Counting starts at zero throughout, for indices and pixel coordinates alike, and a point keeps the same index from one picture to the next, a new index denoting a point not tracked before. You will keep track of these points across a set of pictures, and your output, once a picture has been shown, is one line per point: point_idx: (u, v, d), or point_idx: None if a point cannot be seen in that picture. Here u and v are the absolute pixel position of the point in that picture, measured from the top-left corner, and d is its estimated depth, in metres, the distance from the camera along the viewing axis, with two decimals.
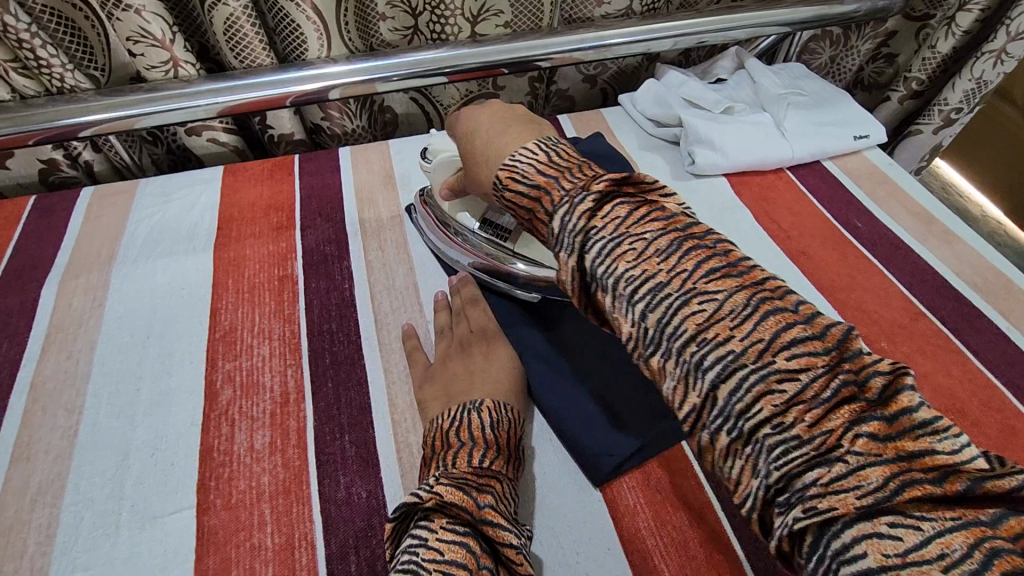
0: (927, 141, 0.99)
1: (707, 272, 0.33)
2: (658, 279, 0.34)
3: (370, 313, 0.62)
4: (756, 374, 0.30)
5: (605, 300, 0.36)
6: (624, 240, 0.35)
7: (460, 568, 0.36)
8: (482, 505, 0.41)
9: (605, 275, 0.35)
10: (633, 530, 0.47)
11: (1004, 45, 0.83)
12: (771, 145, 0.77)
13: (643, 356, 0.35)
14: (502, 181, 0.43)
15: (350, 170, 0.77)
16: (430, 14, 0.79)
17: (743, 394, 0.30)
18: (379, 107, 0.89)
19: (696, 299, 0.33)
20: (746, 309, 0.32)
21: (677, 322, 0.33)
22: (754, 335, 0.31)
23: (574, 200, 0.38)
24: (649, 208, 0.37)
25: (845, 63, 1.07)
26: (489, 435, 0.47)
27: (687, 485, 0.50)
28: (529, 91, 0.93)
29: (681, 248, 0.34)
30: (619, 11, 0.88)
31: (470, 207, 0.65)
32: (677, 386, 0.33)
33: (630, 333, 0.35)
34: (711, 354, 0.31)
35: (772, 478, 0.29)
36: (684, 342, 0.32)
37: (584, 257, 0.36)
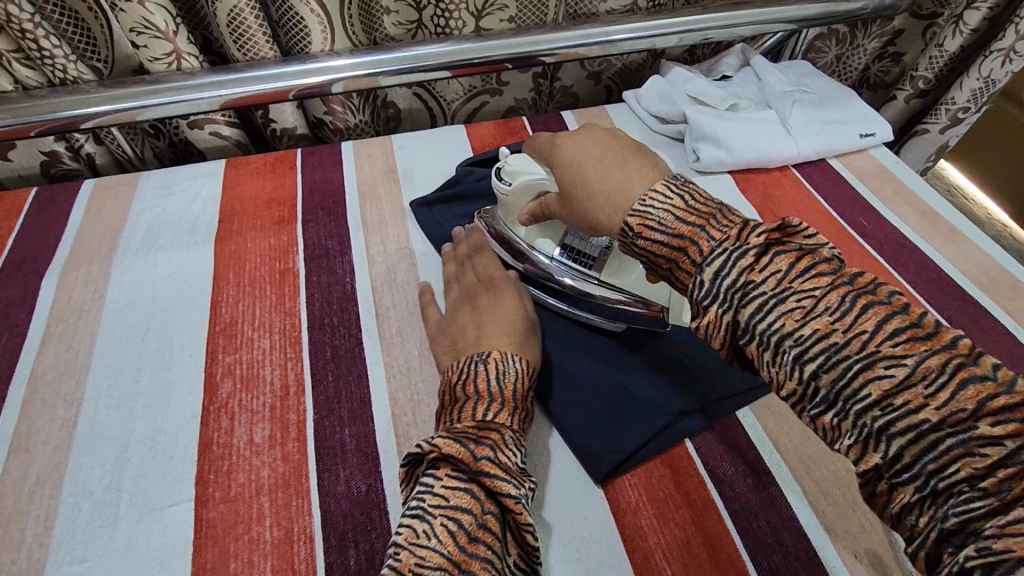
0: (934, 141, 0.98)
1: (891, 334, 0.33)
2: (833, 339, 0.34)
3: (371, 307, 0.61)
4: (953, 438, 0.30)
5: (763, 355, 0.36)
6: (790, 297, 0.35)
7: (461, 515, 0.39)
8: (482, 456, 0.42)
9: (770, 330, 0.35)
10: (635, 527, 0.47)
11: (1013, 44, 0.82)
12: (776, 142, 0.77)
13: (808, 411, 0.35)
14: (634, 228, 0.43)
15: (352, 164, 0.77)
16: (434, 8, 0.78)
17: (933, 456, 0.30)
18: (382, 101, 0.88)
19: (882, 362, 0.32)
20: (937, 374, 0.31)
21: (857, 385, 0.33)
22: (952, 404, 0.31)
23: (730, 254, 0.38)
24: (812, 260, 0.37)
25: (851, 62, 1.07)
26: (495, 388, 0.48)
27: (689, 482, 0.49)
28: (533, 87, 0.92)
29: (856, 305, 0.34)
30: (624, 6, 0.88)
31: (551, 231, 0.60)
32: (852, 444, 0.33)
33: (794, 389, 0.35)
34: (899, 419, 0.31)
35: (947, 523, 0.29)
36: (867, 406, 0.32)
37: (741, 312, 0.37)
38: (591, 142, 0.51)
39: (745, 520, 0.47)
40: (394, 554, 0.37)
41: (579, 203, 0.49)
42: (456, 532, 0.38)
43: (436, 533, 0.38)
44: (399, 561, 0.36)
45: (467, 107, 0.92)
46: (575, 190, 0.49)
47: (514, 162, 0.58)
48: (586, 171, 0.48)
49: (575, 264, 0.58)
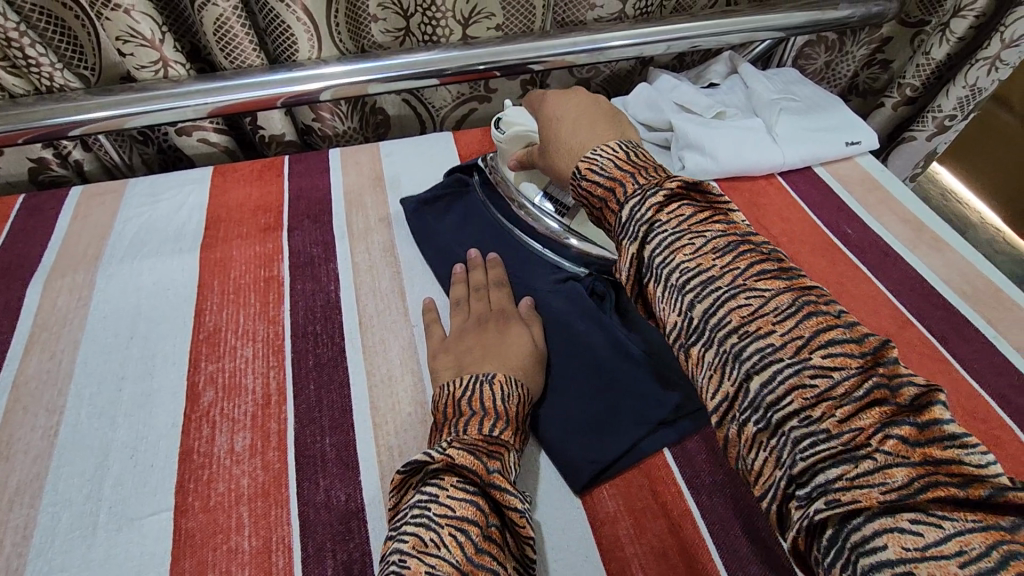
0: (922, 148, 0.98)
1: (757, 273, 0.36)
2: (709, 273, 0.37)
3: (355, 316, 0.62)
4: (790, 367, 0.32)
5: (657, 291, 0.38)
6: (684, 234, 0.38)
7: (470, 525, 0.38)
8: (492, 470, 0.42)
9: (660, 264, 0.38)
10: (613, 538, 0.47)
11: (998, 52, 0.83)
12: (761, 150, 0.77)
13: (683, 345, 0.37)
14: (579, 172, 0.46)
15: (339, 171, 0.77)
16: (421, 16, 0.79)
17: (776, 384, 0.32)
18: (371, 108, 0.89)
19: (744, 294, 0.35)
20: (789, 307, 0.34)
21: (722, 313, 0.36)
22: (794, 331, 0.33)
23: (645, 193, 0.41)
24: (713, 214, 0.40)
25: (840, 69, 1.07)
26: (500, 407, 0.49)
27: (668, 492, 0.49)
28: (522, 94, 0.92)
29: (737, 249, 0.37)
30: (612, 14, 0.88)
31: (534, 180, 0.68)
32: (711, 374, 0.35)
33: (675, 322, 0.37)
34: (752, 345, 0.34)
35: (797, 469, 0.31)
36: (726, 332, 0.35)
37: (645, 246, 0.39)
38: (574, 102, 0.56)
39: (721, 530, 0.47)
40: (402, 562, 0.35)
41: (550, 154, 0.55)
42: (466, 542, 0.37)
43: (447, 542, 0.36)
44: (409, 569, 0.34)
45: (456, 113, 0.93)
46: (550, 142, 0.55)
47: (511, 113, 0.66)
48: (562, 126, 0.54)
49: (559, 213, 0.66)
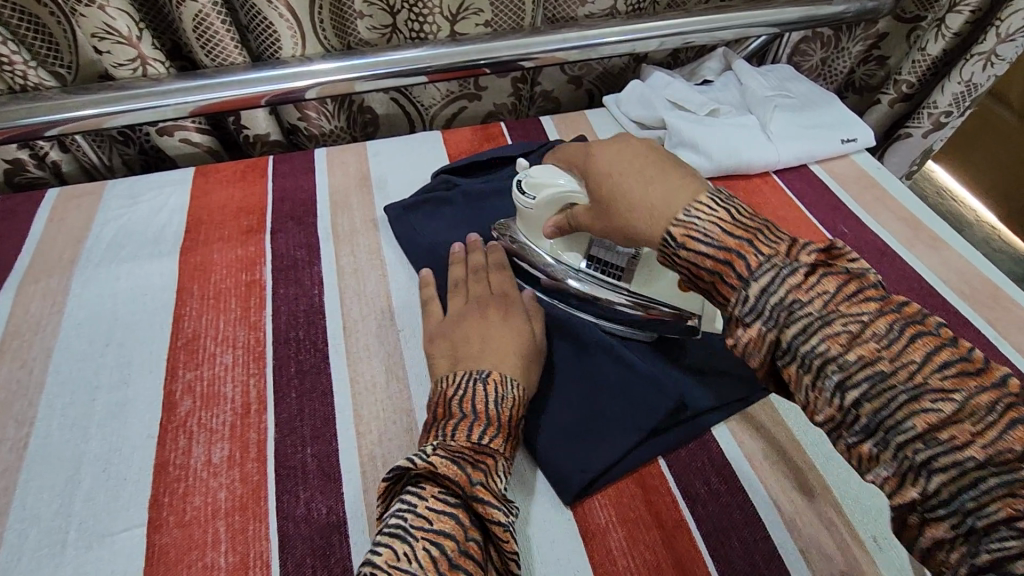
0: (916, 145, 0.97)
1: (939, 365, 0.33)
2: (878, 367, 0.33)
3: (339, 321, 0.60)
4: (1000, 480, 0.30)
5: (804, 378, 0.35)
6: (836, 321, 0.35)
7: (444, 538, 0.38)
8: (475, 481, 0.41)
9: (815, 355, 0.35)
10: (604, 551, 0.45)
11: (993, 47, 0.81)
12: (757, 148, 0.75)
13: (845, 439, 0.35)
14: (676, 238, 0.40)
15: (325, 171, 0.75)
16: (408, 12, 0.77)
17: (978, 492, 0.30)
18: (358, 107, 0.87)
19: (928, 396, 0.32)
20: (987, 415, 0.31)
21: (902, 417, 0.32)
22: (998, 444, 0.30)
23: (780, 271, 0.36)
24: (860, 283, 0.36)
25: (836, 66, 1.06)
26: (493, 411, 0.46)
27: (661, 502, 0.48)
28: (513, 92, 0.91)
29: (905, 335, 0.34)
30: (604, 10, 0.86)
31: (574, 244, 0.58)
32: (888, 475, 0.33)
33: (832, 415, 0.35)
34: (943, 454, 0.31)
35: (978, 558, 0.29)
36: (910, 438, 0.32)
37: (785, 331, 0.36)
38: (626, 150, 0.47)
39: (716, 541, 0.46)
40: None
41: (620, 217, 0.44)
42: (439, 556, 0.37)
43: (419, 557, 0.36)
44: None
45: (446, 112, 0.91)
46: (614, 202, 0.45)
47: (536, 174, 0.55)
48: (627, 182, 0.44)
49: (601, 276, 0.57)
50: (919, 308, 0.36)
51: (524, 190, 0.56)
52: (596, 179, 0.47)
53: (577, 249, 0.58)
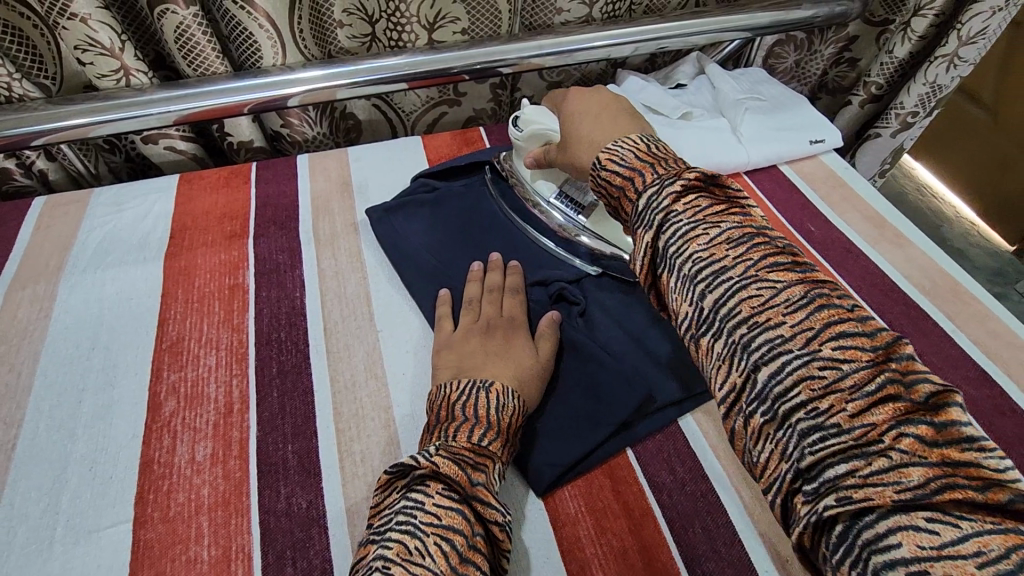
0: (887, 144, 1.00)
1: (770, 264, 0.35)
2: (721, 262, 0.36)
3: (320, 322, 0.62)
4: (800, 358, 0.32)
5: (669, 279, 0.38)
6: (699, 224, 0.37)
7: (455, 533, 0.38)
8: (476, 481, 0.42)
9: (673, 254, 0.37)
10: (573, 539, 0.47)
11: (956, 50, 0.84)
12: (727, 150, 0.78)
13: (694, 336, 0.37)
14: (600, 161, 0.44)
15: (307, 177, 0.77)
16: (386, 21, 0.79)
17: (785, 376, 0.32)
18: (341, 113, 0.89)
19: (757, 285, 0.34)
20: (802, 300, 0.33)
21: (733, 304, 0.35)
22: (805, 324, 0.33)
23: (664, 182, 0.39)
24: (730, 205, 0.39)
25: (810, 68, 1.09)
26: (494, 417, 0.47)
27: (629, 492, 0.50)
28: (493, 97, 0.93)
29: (752, 240, 0.36)
30: (580, 18, 0.89)
31: (549, 178, 0.68)
32: (721, 368, 0.35)
33: (687, 313, 0.37)
34: (761, 336, 0.33)
35: (806, 464, 0.31)
36: (737, 323, 0.34)
37: (659, 235, 0.38)
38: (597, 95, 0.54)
39: (680, 528, 0.48)
40: (386, 568, 0.35)
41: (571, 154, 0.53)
42: (451, 551, 0.37)
43: (432, 551, 0.37)
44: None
45: (427, 117, 0.93)
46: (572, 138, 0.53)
47: (527, 111, 0.65)
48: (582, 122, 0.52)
49: (567, 207, 0.67)
50: (777, 230, 0.38)
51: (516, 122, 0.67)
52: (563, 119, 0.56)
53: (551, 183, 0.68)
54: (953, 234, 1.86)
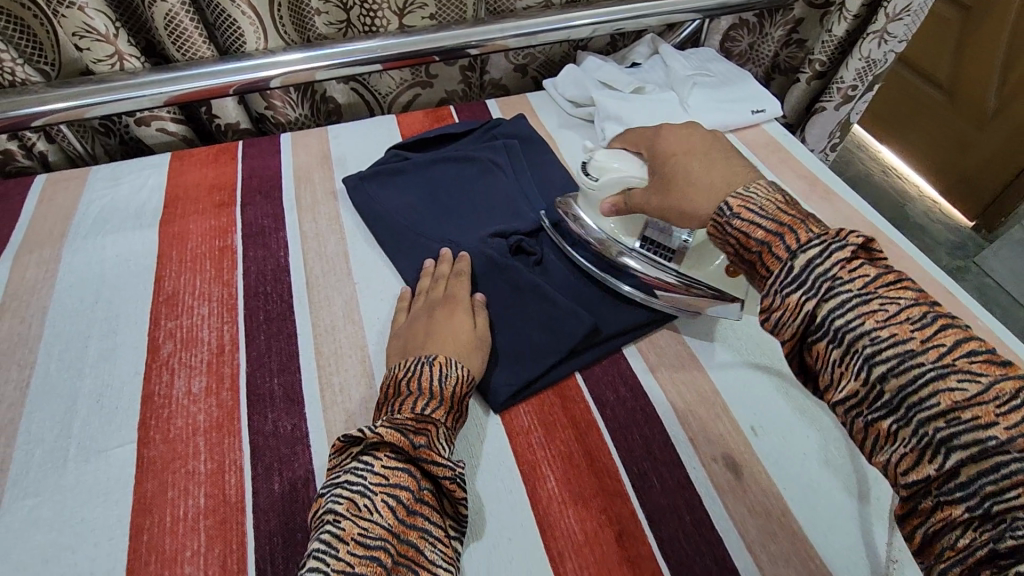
0: (831, 117, 1.07)
1: (967, 354, 0.35)
2: (908, 346, 0.35)
3: (303, 276, 0.68)
4: (1021, 461, 0.31)
5: (832, 352, 0.38)
6: (874, 299, 0.37)
7: (400, 491, 0.44)
8: (421, 443, 0.46)
9: (846, 328, 0.37)
10: (526, 446, 0.54)
11: (885, 26, 0.92)
12: (674, 119, 0.85)
13: (865, 416, 0.37)
14: (732, 208, 0.46)
15: (290, 152, 0.84)
16: (359, 8, 0.86)
17: (996, 474, 0.32)
18: (321, 96, 0.95)
19: (956, 376, 0.34)
20: (1012, 398, 0.33)
21: (926, 393, 0.34)
22: (1023, 428, 0.32)
23: (829, 246, 0.39)
24: (899, 279, 0.38)
25: (762, 50, 1.17)
26: (437, 387, 0.51)
27: (575, 406, 0.56)
28: (462, 79, 1.00)
29: (937, 323, 0.36)
30: (540, 3, 0.96)
31: (628, 225, 0.66)
32: (907, 452, 0.35)
33: (856, 391, 0.37)
34: (966, 432, 0.33)
35: (1003, 543, 0.31)
36: (932, 415, 0.34)
37: (824, 304, 0.38)
38: (701, 137, 0.56)
39: (620, 435, 0.54)
40: (336, 523, 0.41)
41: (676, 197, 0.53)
42: (397, 506, 0.43)
43: (379, 508, 0.43)
44: (343, 530, 0.41)
45: (402, 99, 0.99)
46: (676, 180, 0.54)
47: (604, 157, 0.63)
48: (693, 161, 0.53)
49: (652, 254, 0.63)
50: None
51: (591, 170, 0.64)
52: (663, 158, 0.57)
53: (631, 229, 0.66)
54: (916, 212, 1.93)
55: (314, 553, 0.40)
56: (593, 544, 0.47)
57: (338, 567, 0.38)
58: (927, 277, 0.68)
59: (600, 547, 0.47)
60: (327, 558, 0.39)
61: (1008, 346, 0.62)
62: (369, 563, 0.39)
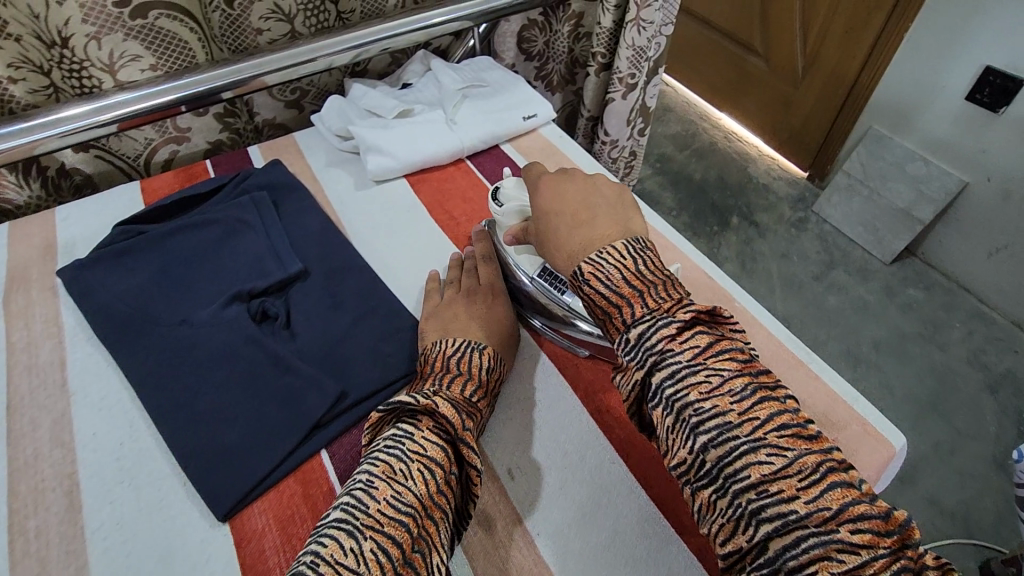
0: (622, 106, 1.08)
1: (778, 428, 0.38)
2: (727, 418, 0.39)
3: (3, 399, 0.57)
4: (819, 538, 0.34)
5: (665, 420, 0.41)
6: (700, 369, 0.41)
7: (437, 466, 0.44)
8: (466, 428, 0.46)
9: (675, 397, 0.40)
10: (258, 551, 0.48)
11: (637, 14, 0.93)
12: (440, 140, 0.80)
13: (691, 484, 0.40)
14: (584, 274, 0.47)
15: (6, 247, 0.72)
16: (63, 69, 0.75)
17: (800, 550, 0.34)
18: (57, 172, 0.84)
19: (766, 450, 0.37)
20: (814, 473, 0.36)
21: (739, 466, 0.37)
22: (821, 502, 0.35)
23: (657, 322, 0.43)
24: (728, 348, 0.42)
25: (557, 46, 1.17)
26: (481, 377, 0.53)
27: (319, 492, 0.51)
28: (224, 127, 0.91)
29: (754, 394, 0.39)
30: (284, 34, 0.88)
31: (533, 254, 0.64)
32: (724, 523, 0.37)
33: (684, 458, 0.40)
34: (772, 505, 0.36)
35: None
36: (744, 487, 0.37)
37: (651, 373, 0.42)
38: (576, 189, 0.55)
39: None
40: (370, 482, 0.41)
41: (549, 252, 0.54)
42: (430, 481, 0.43)
43: (414, 476, 0.42)
44: (376, 488, 0.41)
45: (158, 158, 0.89)
46: (547, 238, 0.54)
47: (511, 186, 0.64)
48: (558, 222, 0.53)
49: (548, 286, 0.61)
50: (778, 383, 0.41)
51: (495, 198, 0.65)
52: (538, 211, 0.56)
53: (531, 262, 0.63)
54: (758, 171, 2.01)
55: (345, 505, 0.40)
56: None
57: (367, 522, 0.39)
58: (690, 264, 0.68)
59: None
60: (357, 512, 0.39)
61: (763, 323, 0.62)
62: (397, 527, 0.39)
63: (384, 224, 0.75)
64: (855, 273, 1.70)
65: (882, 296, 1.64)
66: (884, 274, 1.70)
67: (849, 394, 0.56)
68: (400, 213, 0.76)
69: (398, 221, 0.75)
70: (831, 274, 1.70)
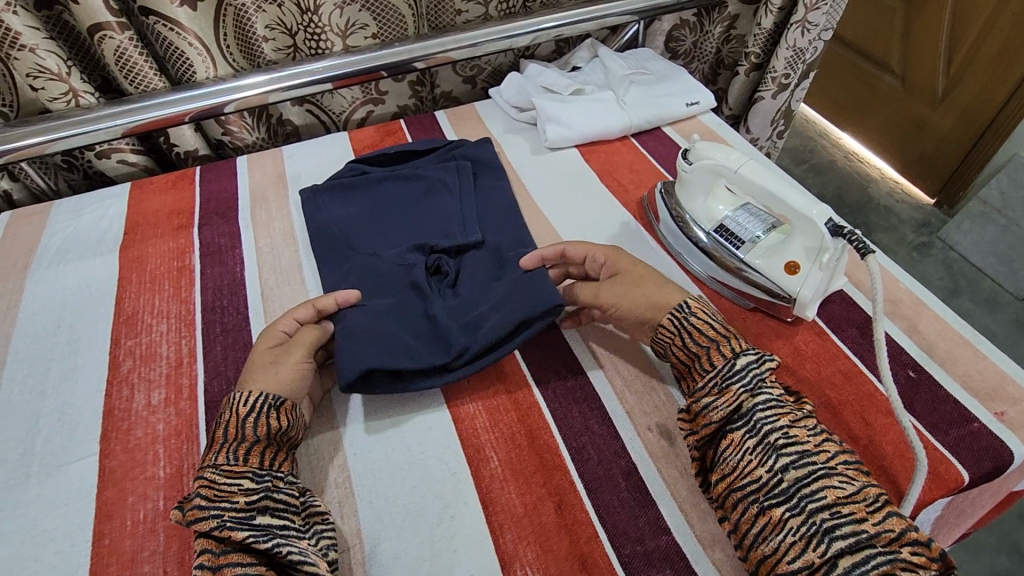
0: (771, 106, 1.12)
1: (844, 460, 0.46)
2: (807, 447, 0.46)
3: (257, 289, 0.71)
4: (885, 554, 0.40)
5: (748, 441, 0.47)
6: (788, 406, 0.49)
7: (205, 555, 0.43)
8: (196, 506, 0.45)
9: (766, 423, 0.47)
10: (471, 429, 0.57)
11: (805, 16, 0.98)
12: (611, 117, 0.89)
13: (761, 502, 0.45)
14: (692, 307, 0.56)
15: (246, 175, 0.87)
16: (305, 32, 0.89)
17: (871, 565, 0.40)
18: (277, 119, 0.99)
19: (838, 477, 0.44)
20: (876, 501, 0.43)
21: (816, 487, 0.44)
22: (885, 525, 0.42)
23: (763, 359, 0.51)
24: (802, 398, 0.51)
25: (705, 47, 1.21)
26: (217, 433, 0.50)
27: (518, 392, 0.60)
28: (412, 94, 1.04)
29: (825, 434, 0.48)
30: (478, 16, 1.01)
31: (711, 211, 0.70)
32: (796, 540, 0.43)
33: (761, 477, 0.46)
34: (846, 523, 0.42)
35: None
36: (821, 504, 0.43)
37: (753, 398, 0.49)
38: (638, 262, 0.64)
39: (559, 414, 0.58)
40: None
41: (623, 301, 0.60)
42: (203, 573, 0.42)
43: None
44: None
45: (355, 116, 1.03)
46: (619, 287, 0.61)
47: (705, 145, 0.68)
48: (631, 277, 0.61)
49: (723, 242, 0.67)
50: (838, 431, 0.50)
51: (688, 158, 0.70)
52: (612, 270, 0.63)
53: (708, 216, 0.70)
54: (880, 192, 1.95)
55: None
56: (532, 515, 0.51)
57: None
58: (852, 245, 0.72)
59: (541, 517, 0.50)
60: None
61: (927, 304, 0.65)
62: None
63: (559, 184, 0.84)
64: (983, 303, 1.63)
65: (1012, 330, 1.57)
66: (1016, 309, 1.61)
67: (1019, 375, 0.58)
68: (571, 177, 0.85)
69: (571, 183, 0.84)
70: (955, 301, 1.64)
